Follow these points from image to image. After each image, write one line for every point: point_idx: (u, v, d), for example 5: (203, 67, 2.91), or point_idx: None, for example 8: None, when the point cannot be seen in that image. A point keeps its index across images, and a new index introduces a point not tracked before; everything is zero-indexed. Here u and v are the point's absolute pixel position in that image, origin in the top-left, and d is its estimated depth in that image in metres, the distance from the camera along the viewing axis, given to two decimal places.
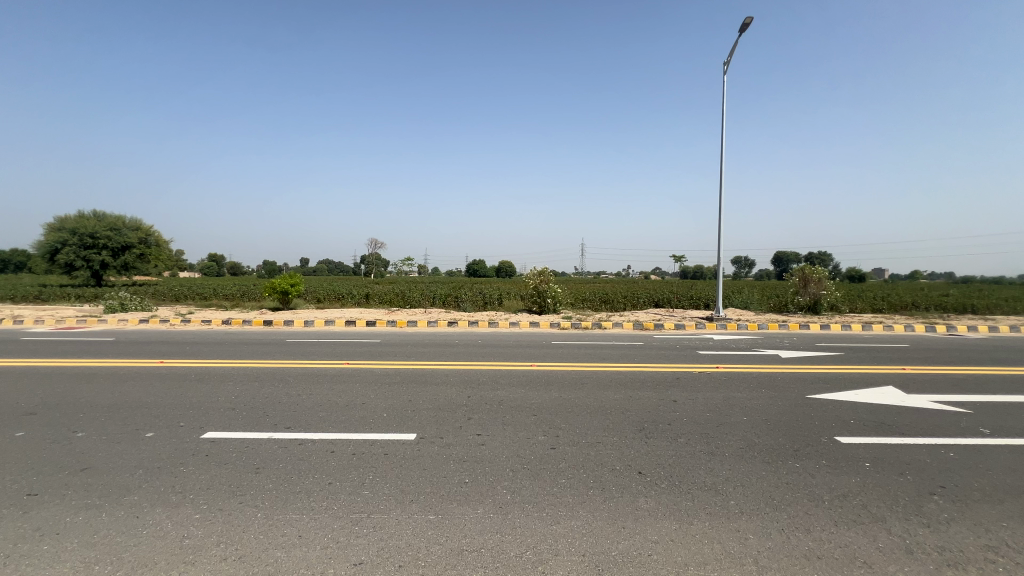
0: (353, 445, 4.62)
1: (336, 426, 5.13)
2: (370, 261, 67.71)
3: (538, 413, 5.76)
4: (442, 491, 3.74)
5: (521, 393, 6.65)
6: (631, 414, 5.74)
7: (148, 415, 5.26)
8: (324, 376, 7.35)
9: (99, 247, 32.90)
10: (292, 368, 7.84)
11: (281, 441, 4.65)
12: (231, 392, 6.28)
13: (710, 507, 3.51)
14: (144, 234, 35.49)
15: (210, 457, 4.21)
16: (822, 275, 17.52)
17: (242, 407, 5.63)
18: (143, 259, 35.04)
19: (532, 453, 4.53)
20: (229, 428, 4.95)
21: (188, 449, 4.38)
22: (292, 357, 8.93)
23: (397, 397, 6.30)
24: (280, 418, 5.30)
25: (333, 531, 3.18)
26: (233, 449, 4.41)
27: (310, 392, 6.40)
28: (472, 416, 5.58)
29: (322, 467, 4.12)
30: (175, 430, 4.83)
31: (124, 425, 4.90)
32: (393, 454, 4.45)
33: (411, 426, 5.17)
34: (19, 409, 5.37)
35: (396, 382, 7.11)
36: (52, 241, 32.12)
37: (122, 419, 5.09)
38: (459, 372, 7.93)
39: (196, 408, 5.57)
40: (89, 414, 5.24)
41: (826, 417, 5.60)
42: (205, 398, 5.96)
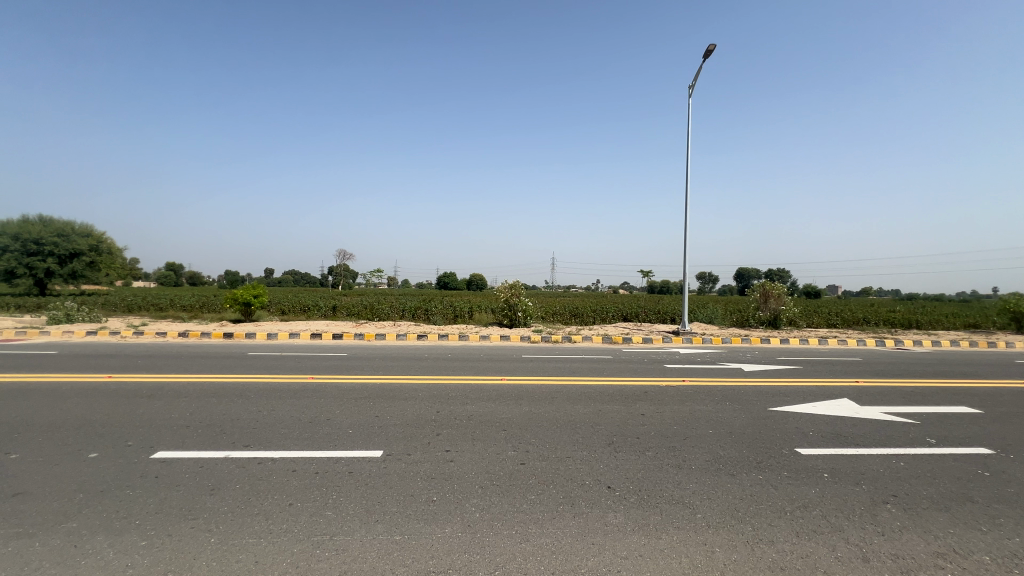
0: (317, 463, 4.45)
1: (298, 443, 4.93)
2: (338, 272, 66.34)
3: (508, 427, 5.71)
4: (408, 510, 3.64)
5: (491, 407, 6.59)
6: (600, 428, 5.77)
7: (93, 434, 4.92)
8: (286, 391, 7.08)
9: (44, 253, 30.96)
10: (253, 383, 7.53)
11: (239, 460, 4.44)
12: (185, 409, 5.96)
13: (678, 521, 3.55)
14: (94, 241, 33.64)
15: (160, 479, 3.96)
16: (781, 291, 18.22)
17: (197, 425, 5.35)
18: (93, 268, 33.19)
19: (502, 469, 4.48)
20: (182, 446, 4.69)
21: (136, 470, 4.12)
22: (253, 372, 8.58)
23: (363, 413, 6.11)
24: (239, 436, 5.06)
25: (292, 555, 3.03)
26: (186, 469, 4.17)
27: (271, 408, 6.14)
28: (440, 432, 5.49)
29: (283, 487, 3.95)
30: (121, 450, 4.54)
31: (66, 446, 4.57)
32: (358, 472, 4.32)
33: (378, 443, 5.04)
34: None
35: (363, 397, 6.92)
36: None
37: (63, 439, 4.74)
38: (427, 386, 7.79)
39: (146, 426, 5.25)
40: (24, 434, 4.85)
41: (786, 429, 5.77)
42: (156, 415, 5.64)
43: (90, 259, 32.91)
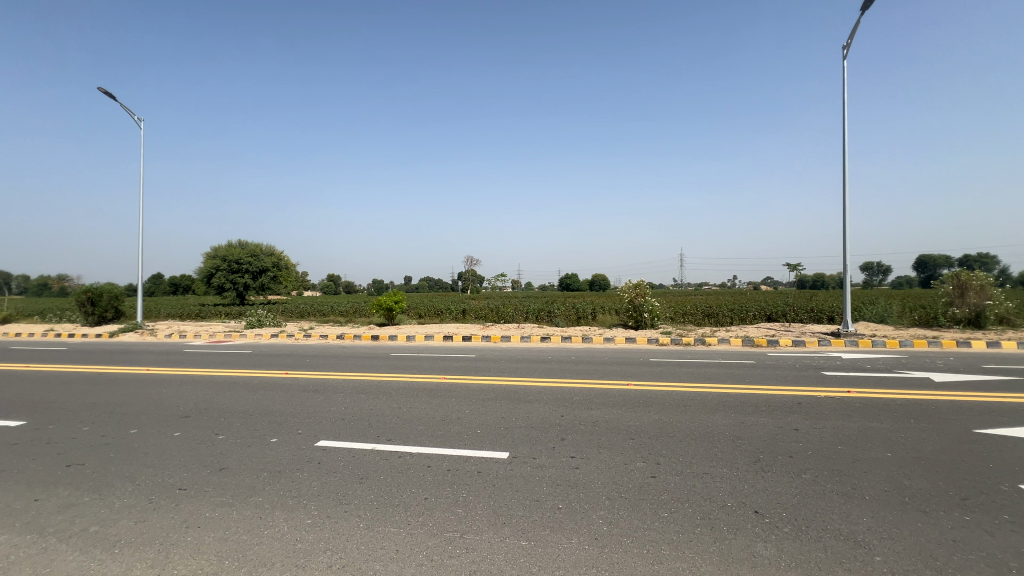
0: (449, 461, 4.71)
1: (433, 440, 5.26)
2: (467, 278, 70.67)
3: (636, 436, 5.41)
4: (534, 516, 3.63)
5: (618, 413, 6.34)
6: (743, 443, 5.15)
7: (274, 422, 5.86)
8: (422, 391, 7.65)
9: (242, 271, 38.40)
10: (396, 382, 8.32)
11: (384, 453, 4.89)
12: (341, 403, 6.78)
13: (848, 562, 2.98)
14: (277, 258, 40.73)
15: (322, 465, 4.54)
16: (985, 282, 14.62)
17: (351, 418, 6.06)
18: (275, 281, 40.01)
19: (630, 481, 4.23)
20: (339, 437, 5.33)
21: (304, 456, 4.78)
22: (394, 371, 9.46)
23: (491, 413, 6.34)
24: (384, 430, 5.58)
25: (428, 548, 3.21)
26: (341, 458, 4.73)
27: (409, 406, 6.69)
28: (565, 437, 5.41)
29: (420, 481, 4.24)
30: (294, 437, 5.31)
31: (255, 430, 5.50)
32: (486, 472, 4.45)
33: (505, 445, 5.15)
34: (177, 411, 6.31)
35: (490, 398, 7.16)
36: (207, 268, 38.06)
37: (253, 424, 5.73)
38: (552, 389, 7.82)
39: (312, 417, 6.10)
40: (227, 419, 5.97)
41: (1003, 459, 4.52)
42: (318, 408, 6.49)
43: (273, 274, 39.82)
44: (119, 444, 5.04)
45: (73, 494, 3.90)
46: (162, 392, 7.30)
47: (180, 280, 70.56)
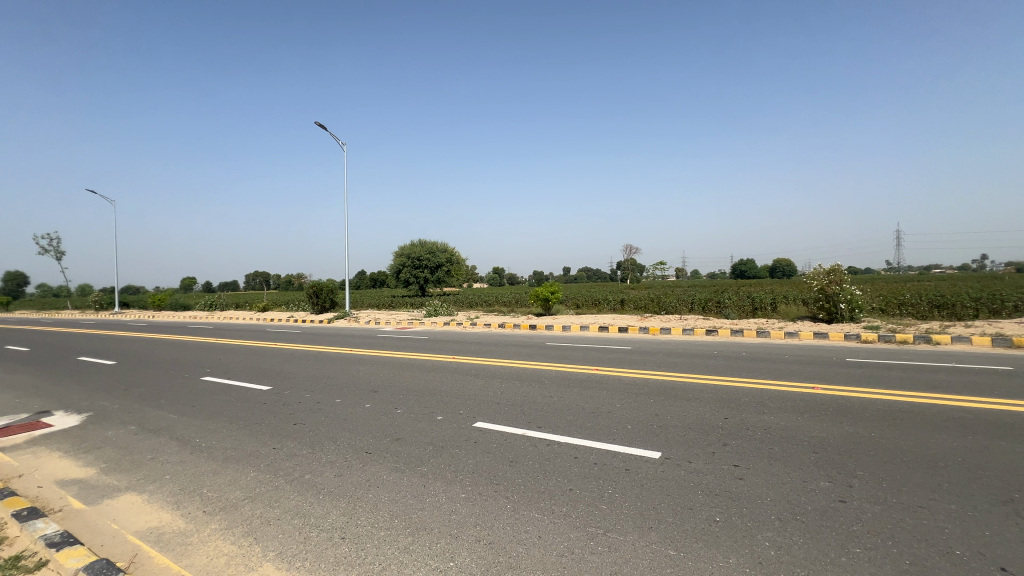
0: (596, 455, 4.62)
1: (581, 431, 5.24)
2: (626, 268, 68.74)
3: (821, 450, 4.55)
4: (686, 525, 3.33)
5: (797, 420, 5.44)
6: (984, 474, 3.92)
7: (440, 401, 6.55)
8: (573, 381, 7.68)
9: (423, 267, 43.87)
10: (549, 371, 8.55)
11: (533, 439, 5.05)
12: (497, 389, 7.22)
13: None
14: (450, 254, 45.62)
15: (477, 444, 4.91)
16: None
17: (505, 403, 6.41)
18: (450, 275, 44.73)
19: (810, 503, 3.57)
20: (494, 420, 5.69)
21: (464, 434, 5.22)
22: (547, 361, 9.72)
23: (644, 409, 6.04)
24: (535, 417, 5.76)
25: (569, 540, 3.20)
26: (495, 440, 5.04)
27: (560, 395, 6.78)
28: (728, 442, 4.85)
29: (565, 471, 4.26)
30: (456, 416, 5.86)
31: (425, 408, 6.23)
32: (635, 471, 4.24)
33: (657, 444, 4.84)
34: (369, 386, 7.52)
35: (643, 393, 6.83)
36: (396, 265, 44.48)
37: (425, 402, 6.49)
38: (715, 387, 7.10)
39: (472, 399, 6.64)
40: (405, 395, 6.89)
41: None
42: (478, 392, 7.03)
43: (447, 269, 44.52)
44: (328, 410, 6.22)
45: (296, 446, 4.94)
46: (360, 370, 8.79)
47: (378, 276, 84.19)
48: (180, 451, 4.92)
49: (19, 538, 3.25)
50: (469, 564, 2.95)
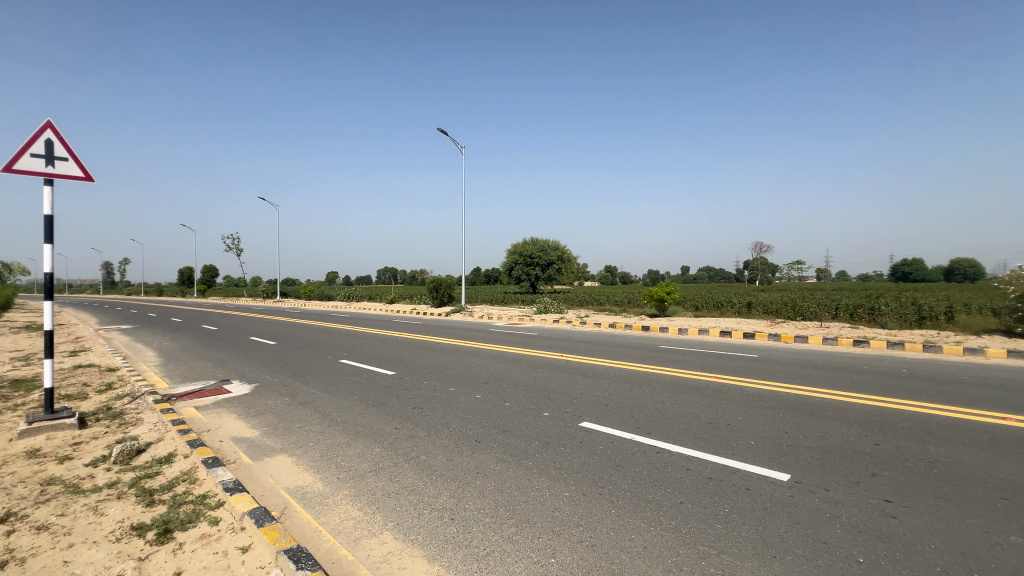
0: (711, 469, 4.28)
1: (695, 442, 4.90)
2: (755, 267, 62.49)
3: (1014, 497, 3.65)
4: (819, 561, 2.92)
5: (977, 456, 4.45)
6: None
7: (547, 398, 6.60)
8: (688, 387, 7.21)
9: (534, 264, 44.55)
10: (661, 375, 8.14)
11: (642, 445, 4.85)
12: (605, 389, 7.07)
13: None
14: (561, 253, 45.81)
15: (583, 444, 4.85)
16: None
17: (613, 405, 6.25)
18: (561, 273, 44.91)
19: (994, 560, 2.89)
20: (601, 421, 5.57)
21: (570, 433, 5.20)
22: (660, 364, 9.23)
23: (770, 425, 5.44)
24: (644, 422, 5.52)
25: (678, 556, 3.01)
26: (601, 441, 4.93)
27: (673, 402, 6.41)
28: (878, 472, 4.15)
29: (675, 482, 4.01)
30: (562, 414, 5.85)
31: (533, 403, 6.33)
32: (757, 491, 3.84)
33: (786, 465, 4.33)
34: (481, 378, 7.87)
35: (770, 407, 6.15)
36: (509, 262, 45.86)
37: (532, 398, 6.60)
38: (862, 407, 6.12)
39: (579, 398, 6.59)
40: (513, 389, 7.08)
41: None
42: (585, 391, 6.96)
43: (558, 266, 44.64)
44: (443, 397, 6.66)
45: (414, 428, 5.37)
46: (473, 362, 9.25)
47: (492, 273, 87.73)
48: (322, 423, 5.65)
49: (205, 480, 4.03)
50: (570, 563, 2.93)
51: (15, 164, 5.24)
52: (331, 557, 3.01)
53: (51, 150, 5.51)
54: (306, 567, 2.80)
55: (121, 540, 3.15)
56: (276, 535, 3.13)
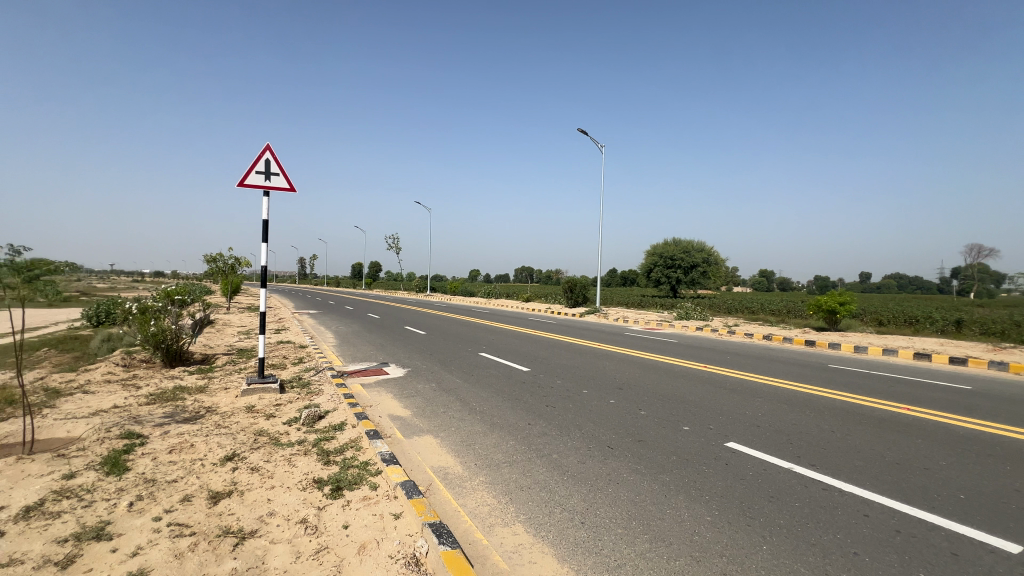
0: (900, 520, 3.51)
1: (877, 484, 4.08)
2: (968, 276, 49.94)
3: None
4: None
5: None
6: None
7: (687, 411, 6.13)
8: (867, 417, 6.05)
9: (676, 266, 41.92)
10: (830, 399, 6.98)
11: (803, 477, 4.21)
12: (757, 409, 6.31)
13: None
14: (706, 255, 42.51)
15: (729, 467, 4.40)
16: None
17: (767, 427, 5.54)
18: (705, 276, 41.58)
19: None
20: (751, 444, 4.99)
21: (713, 452, 4.75)
22: (830, 387, 7.91)
23: (991, 477, 4.27)
24: (807, 452, 4.79)
25: None
26: (751, 466, 4.42)
27: (846, 432, 5.44)
28: None
29: (849, 529, 3.38)
30: (705, 430, 5.39)
31: (671, 415, 5.95)
32: (970, 560, 3.03)
33: (1016, 533, 3.35)
34: (615, 383, 7.65)
35: (995, 456, 4.80)
36: (647, 263, 43.86)
37: (671, 409, 6.20)
38: None
39: (726, 415, 5.99)
40: (650, 398, 6.73)
41: None
42: (732, 408, 6.30)
43: (703, 269, 41.29)
44: (576, 399, 6.64)
45: (546, 426, 5.46)
46: (607, 365, 9.06)
47: (628, 275, 85.33)
48: (463, 411, 6.07)
49: (368, 449, 4.63)
50: None
51: (245, 180, 6.66)
52: (469, 538, 3.21)
53: (269, 168, 6.86)
54: (446, 543, 3.02)
55: (306, 489, 3.79)
56: (422, 509, 3.44)
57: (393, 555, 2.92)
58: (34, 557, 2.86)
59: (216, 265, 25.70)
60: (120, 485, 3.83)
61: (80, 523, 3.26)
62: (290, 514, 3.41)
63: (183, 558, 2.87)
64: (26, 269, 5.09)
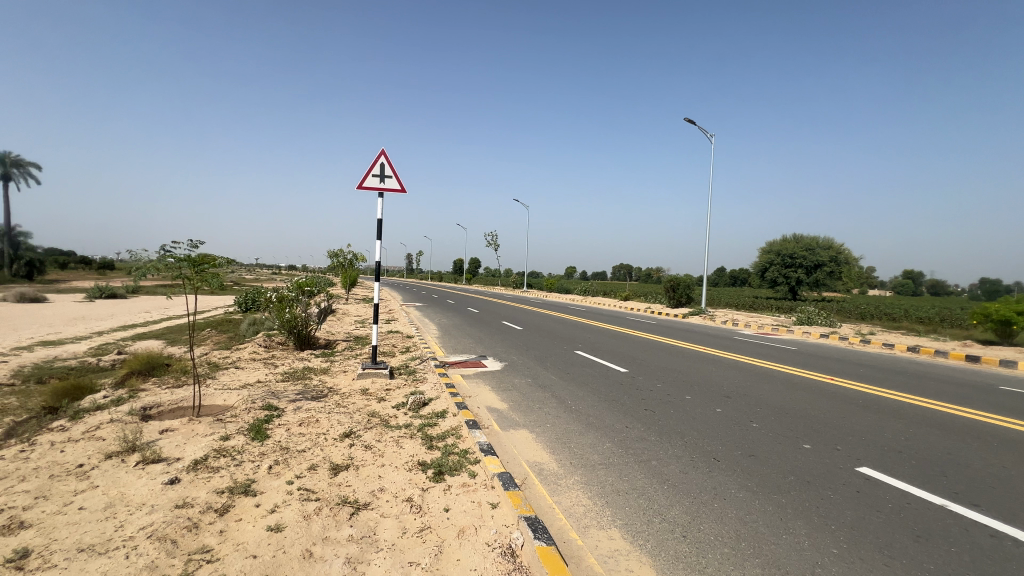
0: None
1: None
2: None
3: None
4: None
5: None
6: None
7: (809, 427, 5.50)
8: None
9: (797, 265, 37.77)
10: (1000, 427, 5.79)
11: (961, 518, 3.55)
12: (899, 432, 5.44)
13: None
14: (834, 252, 37.77)
15: (861, 495, 3.85)
16: None
17: (912, 454, 4.76)
18: (831, 276, 36.98)
19: None
20: (890, 472, 4.33)
21: (841, 476, 4.20)
22: (1000, 412, 6.56)
23: None
24: (967, 488, 4.02)
25: None
26: (890, 498, 3.82)
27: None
28: None
29: None
30: (831, 451, 4.78)
31: (789, 430, 5.37)
32: None
33: None
34: (723, 390, 7.10)
35: None
36: (761, 262, 40.10)
37: (788, 423, 5.60)
38: None
39: (857, 436, 5.26)
40: (763, 410, 6.15)
41: None
42: (866, 428, 5.51)
43: (829, 268, 36.70)
44: (678, 404, 6.28)
45: (644, 430, 5.25)
46: (713, 371, 8.45)
47: (738, 274, 79.07)
48: (558, 408, 6.07)
49: (468, 438, 4.83)
50: None
51: (364, 183, 7.31)
52: (563, 536, 3.19)
53: (384, 171, 7.46)
54: (541, 539, 3.04)
55: (412, 470, 4.06)
56: (518, 502, 3.51)
57: (490, 543, 3.01)
58: (200, 503, 3.43)
59: (338, 259, 28.60)
60: (263, 449, 4.44)
61: (233, 478, 3.84)
62: (398, 492, 3.68)
63: (310, 519, 3.24)
64: (199, 264, 6.09)
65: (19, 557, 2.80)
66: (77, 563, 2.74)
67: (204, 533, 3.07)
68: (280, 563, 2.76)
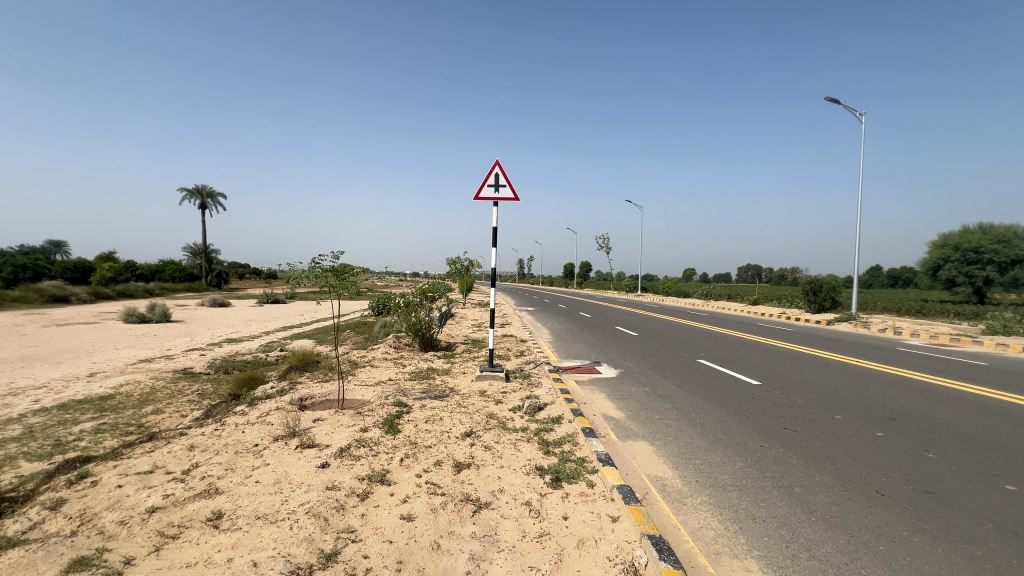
0: None
1: None
2: None
3: None
4: None
5: None
6: None
7: (1013, 463, 4.41)
8: None
9: (983, 262, 30.91)
10: None
11: None
12: None
13: None
14: None
15: None
16: None
17: None
18: None
19: None
20: None
21: None
22: None
23: None
24: None
25: None
26: None
27: None
28: None
29: None
30: None
31: (982, 465, 4.37)
32: None
33: None
34: (884, 411, 6.05)
35: None
36: (931, 258, 33.59)
37: (980, 457, 4.56)
38: None
39: None
40: (942, 437, 5.10)
41: None
42: None
43: None
44: (826, 425, 5.48)
45: (785, 452, 4.67)
46: (870, 388, 7.25)
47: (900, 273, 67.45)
48: (680, 421, 5.70)
49: (585, 446, 4.76)
50: None
51: (481, 194, 7.68)
52: (691, 560, 2.97)
53: (499, 181, 7.74)
54: (668, 561, 2.86)
55: (530, 474, 4.11)
56: (640, 518, 3.35)
57: (611, 558, 2.91)
58: (346, 487, 3.85)
59: (456, 266, 30.31)
60: (395, 443, 4.85)
61: (371, 467, 4.26)
62: (517, 494, 3.75)
63: (437, 512, 3.45)
64: (343, 274, 6.88)
65: (215, 517, 3.41)
66: (255, 528, 3.25)
67: (349, 514, 3.44)
68: (412, 551, 2.98)
